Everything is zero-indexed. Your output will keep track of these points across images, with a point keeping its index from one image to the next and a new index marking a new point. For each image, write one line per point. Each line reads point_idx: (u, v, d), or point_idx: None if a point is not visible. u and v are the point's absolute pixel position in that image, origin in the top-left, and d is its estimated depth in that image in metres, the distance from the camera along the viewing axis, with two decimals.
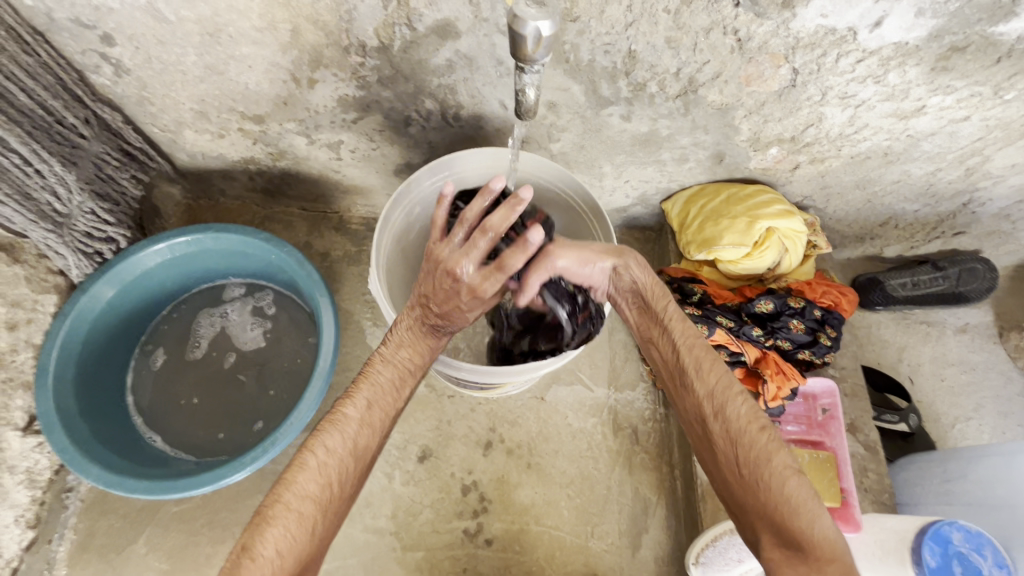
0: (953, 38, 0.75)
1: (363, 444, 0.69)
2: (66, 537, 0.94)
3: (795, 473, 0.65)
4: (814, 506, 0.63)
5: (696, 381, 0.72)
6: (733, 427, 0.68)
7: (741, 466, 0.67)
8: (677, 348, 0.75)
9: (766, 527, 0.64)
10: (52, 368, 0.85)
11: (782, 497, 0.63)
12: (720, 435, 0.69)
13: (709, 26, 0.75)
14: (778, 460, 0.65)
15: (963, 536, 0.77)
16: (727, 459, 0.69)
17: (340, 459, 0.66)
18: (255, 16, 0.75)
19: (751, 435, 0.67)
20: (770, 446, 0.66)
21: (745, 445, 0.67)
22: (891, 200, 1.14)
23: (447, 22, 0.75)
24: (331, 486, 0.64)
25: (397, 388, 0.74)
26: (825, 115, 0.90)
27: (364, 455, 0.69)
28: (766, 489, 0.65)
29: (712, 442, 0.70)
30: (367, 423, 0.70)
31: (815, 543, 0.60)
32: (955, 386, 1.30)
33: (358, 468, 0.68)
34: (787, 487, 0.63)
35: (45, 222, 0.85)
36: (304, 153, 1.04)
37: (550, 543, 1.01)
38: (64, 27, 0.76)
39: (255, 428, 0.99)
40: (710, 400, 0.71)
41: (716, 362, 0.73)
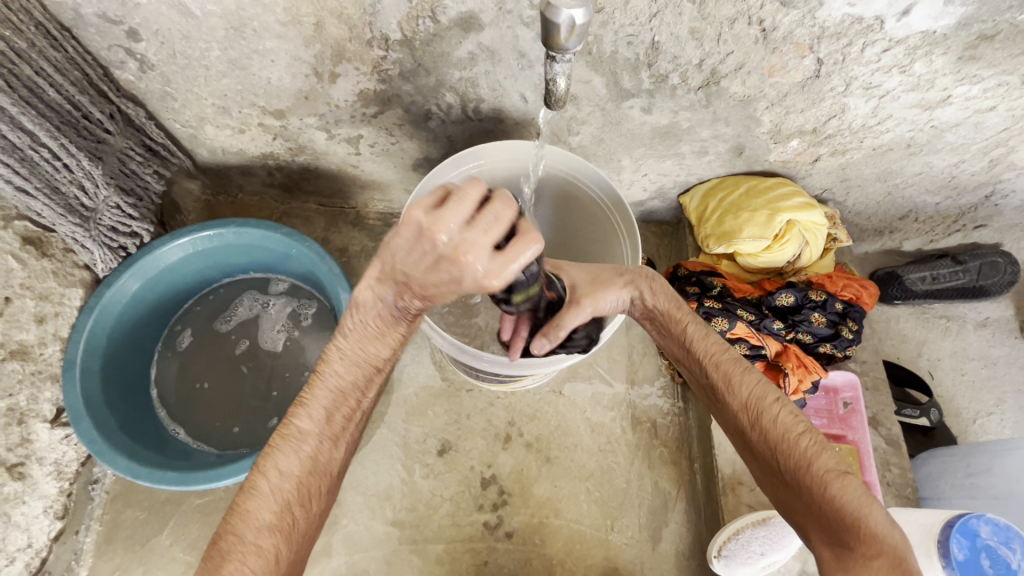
0: (982, 26, 0.74)
1: (321, 460, 0.67)
2: (93, 528, 0.95)
3: (839, 474, 0.66)
4: (861, 503, 0.64)
5: (728, 393, 0.75)
6: (772, 435, 0.71)
7: (784, 471, 0.69)
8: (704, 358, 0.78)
9: (817, 528, 0.66)
10: (79, 361, 0.86)
11: (828, 500, 0.65)
12: (758, 442, 0.72)
13: (734, 16, 0.75)
14: (819, 464, 0.67)
15: (991, 530, 0.77)
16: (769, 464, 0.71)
17: (295, 482, 0.65)
18: (280, 11, 0.76)
19: (788, 440, 0.69)
20: (810, 448, 0.68)
21: (783, 450, 0.69)
22: (912, 192, 1.13)
23: (471, 15, 0.76)
24: (289, 511, 0.65)
25: (358, 389, 0.68)
26: (848, 106, 0.89)
27: (321, 471, 0.68)
28: (811, 494, 0.66)
29: (754, 452, 0.73)
30: (325, 439, 0.67)
31: (865, 539, 0.62)
32: (975, 381, 1.29)
33: (315, 488, 0.67)
34: (830, 488, 0.65)
35: (74, 216, 0.85)
36: (323, 148, 1.05)
37: (570, 537, 1.01)
38: (91, 22, 0.77)
39: (269, 424, 1.00)
40: (745, 410, 0.73)
41: (744, 370, 0.76)
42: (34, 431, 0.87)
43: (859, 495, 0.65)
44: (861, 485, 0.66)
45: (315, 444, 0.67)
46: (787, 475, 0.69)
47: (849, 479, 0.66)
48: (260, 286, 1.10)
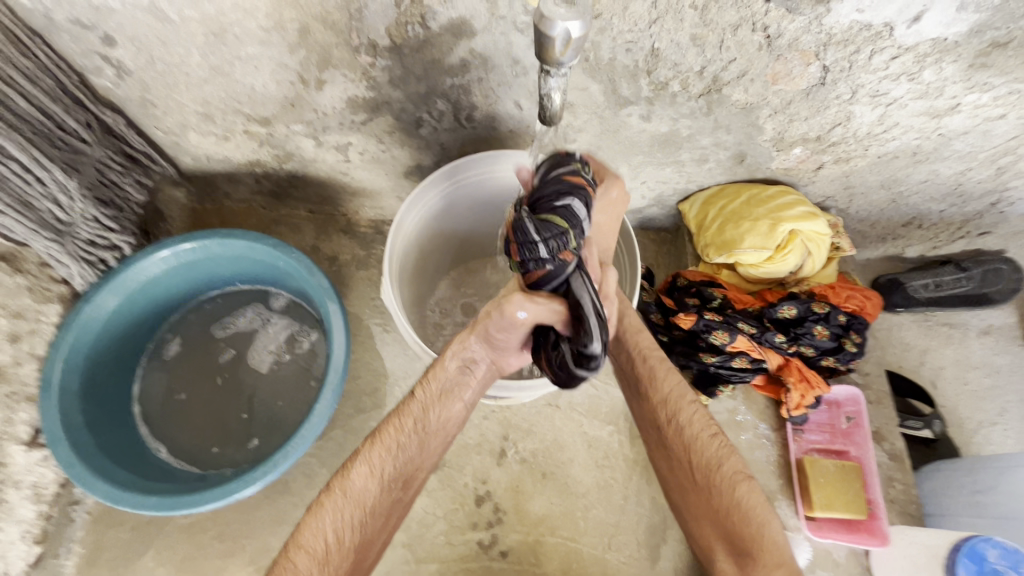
0: (995, 34, 0.71)
1: (368, 493, 0.71)
2: (73, 550, 0.92)
3: (744, 479, 0.71)
4: (762, 511, 0.69)
5: (650, 388, 0.79)
6: (686, 435, 0.75)
7: (695, 473, 0.73)
8: (635, 356, 0.81)
9: (719, 535, 0.70)
10: (56, 382, 0.83)
11: (732, 504, 0.70)
12: (671, 438, 0.76)
13: (737, 23, 0.72)
14: (729, 467, 0.72)
15: (1000, 554, 0.75)
16: (681, 462, 0.75)
17: (333, 510, 0.69)
18: (262, 16, 0.72)
19: (700, 442, 0.74)
20: (721, 452, 0.73)
21: (694, 452, 0.74)
22: (917, 200, 1.11)
23: (462, 21, 0.72)
24: (326, 537, 0.68)
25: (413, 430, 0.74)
26: (854, 114, 0.86)
27: (362, 503, 0.71)
28: (718, 497, 0.71)
29: (668, 446, 0.77)
30: (366, 465, 0.71)
31: (762, 546, 0.66)
32: (979, 390, 1.27)
33: (355, 517, 0.70)
34: (733, 493, 0.70)
35: (48, 232, 0.81)
36: (312, 155, 1.01)
37: (566, 556, 0.99)
38: (62, 28, 0.73)
39: (250, 446, 0.97)
40: (664, 407, 0.77)
41: (669, 372, 0.79)
42: (9, 453, 0.84)
43: (760, 505, 0.69)
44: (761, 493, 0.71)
45: (359, 474, 0.71)
46: (698, 477, 0.73)
47: (753, 486, 0.71)
48: (249, 298, 1.07)
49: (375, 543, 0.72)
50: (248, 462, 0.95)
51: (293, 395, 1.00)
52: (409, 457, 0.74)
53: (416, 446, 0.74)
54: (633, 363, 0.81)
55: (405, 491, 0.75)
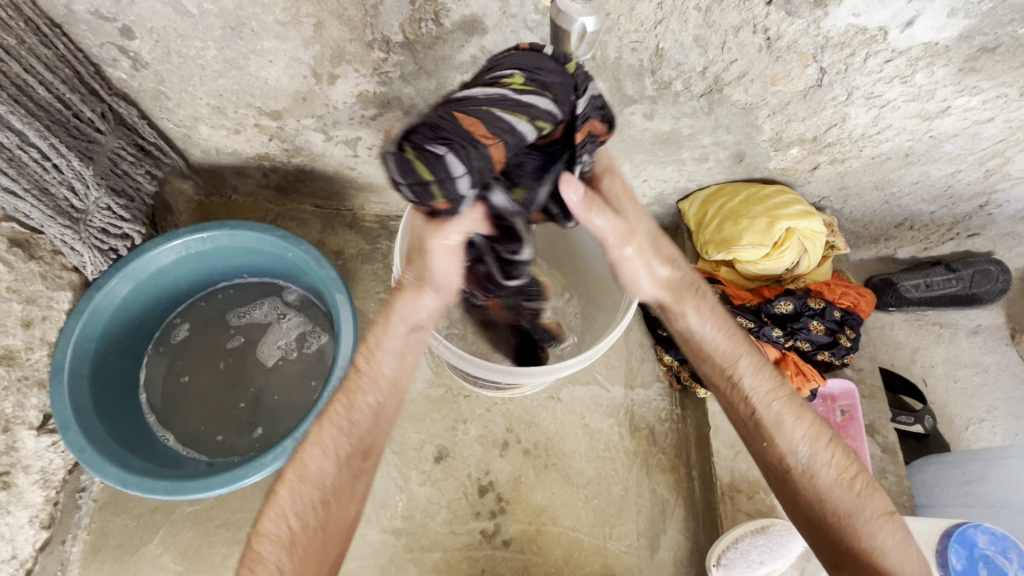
0: (983, 39, 0.74)
1: (325, 472, 0.71)
2: (79, 537, 0.93)
3: (884, 517, 0.70)
4: (898, 552, 0.68)
5: (776, 435, 0.74)
6: (821, 480, 0.72)
7: (830, 516, 0.71)
8: (761, 400, 0.75)
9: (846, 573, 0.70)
10: (67, 367, 0.84)
11: (871, 548, 0.69)
12: (801, 481, 0.73)
13: (739, 25, 0.75)
14: (869, 508, 0.70)
15: (988, 539, 0.78)
16: (810, 505, 0.72)
17: (290, 495, 0.70)
18: (280, 10, 0.74)
19: (843, 489, 0.71)
20: (863, 494, 0.71)
21: (834, 498, 0.71)
22: (909, 201, 1.14)
23: (475, 18, 0.75)
24: (288, 522, 0.69)
25: (364, 400, 0.73)
26: (849, 115, 0.89)
27: (320, 482, 0.71)
28: (855, 539, 0.69)
29: (792, 486, 0.74)
30: (317, 447, 0.71)
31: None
32: (968, 388, 1.30)
33: (315, 498, 0.71)
34: (877, 536, 0.69)
35: (63, 218, 0.83)
36: (320, 150, 1.03)
37: (567, 545, 1.00)
38: (82, 19, 0.75)
39: (253, 437, 0.98)
40: (798, 452, 0.73)
41: (796, 420, 0.74)
42: (20, 438, 0.84)
43: (898, 545, 0.69)
44: (903, 536, 0.70)
45: (311, 456, 0.71)
46: (834, 519, 0.71)
47: (890, 525, 0.70)
48: (260, 291, 1.08)
49: (348, 514, 0.74)
50: (250, 451, 0.96)
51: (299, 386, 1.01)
52: (363, 431, 0.73)
53: (369, 419, 0.74)
54: (757, 407, 0.75)
55: (366, 463, 0.74)
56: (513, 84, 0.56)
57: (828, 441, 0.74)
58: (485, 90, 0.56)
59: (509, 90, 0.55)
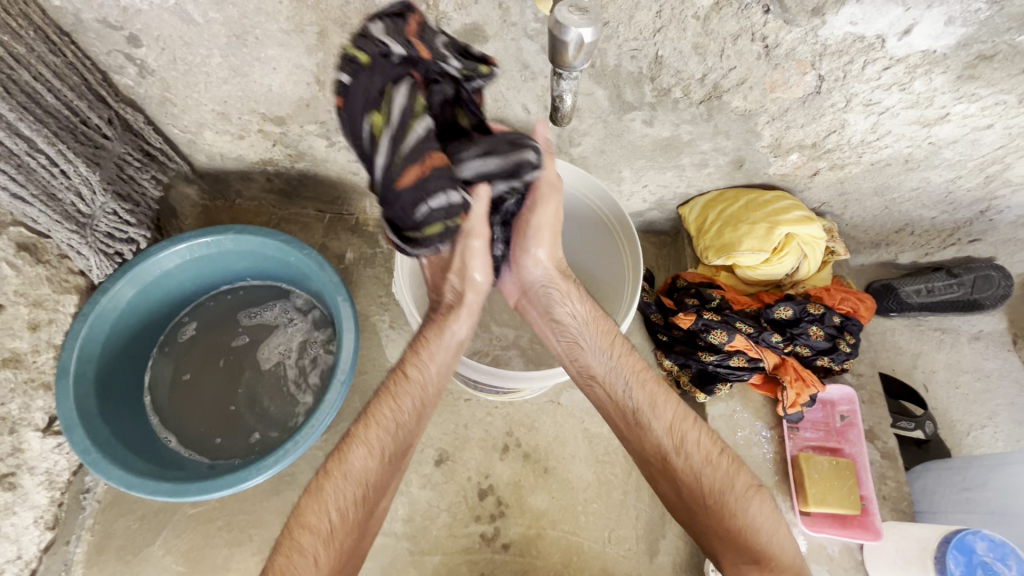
0: (982, 47, 0.75)
1: (373, 473, 0.74)
2: (84, 538, 0.94)
3: (754, 492, 0.75)
4: (771, 525, 0.73)
5: (649, 419, 0.79)
6: (695, 460, 0.76)
7: (706, 496, 0.75)
8: (632, 391, 0.80)
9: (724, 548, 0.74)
10: (72, 370, 0.85)
11: (744, 520, 0.73)
12: (676, 464, 0.77)
13: (737, 33, 0.75)
14: (739, 482, 0.75)
15: (988, 546, 0.78)
16: (692, 491, 0.76)
17: (335, 488, 0.72)
18: (284, 19, 0.75)
19: (711, 468, 0.76)
20: (731, 471, 0.76)
21: (707, 476, 0.75)
22: (909, 207, 1.14)
23: (476, 27, 0.76)
24: (327, 514, 0.71)
25: (410, 401, 0.78)
26: (848, 122, 0.90)
27: (362, 480, 0.74)
28: (731, 513, 0.74)
29: (676, 475, 0.77)
30: (364, 446, 0.75)
31: (771, 553, 0.72)
32: (969, 394, 1.30)
33: (355, 495, 0.73)
34: (752, 512, 0.74)
35: (70, 223, 0.84)
36: (323, 155, 1.04)
37: (567, 549, 1.01)
38: (91, 27, 0.76)
39: (251, 440, 0.98)
40: (671, 434, 0.77)
41: (667, 401, 0.79)
42: (25, 440, 0.86)
43: (768, 517, 0.74)
44: (772, 507, 0.75)
45: (357, 454, 0.74)
46: (707, 498, 0.75)
47: (762, 499, 0.75)
48: (265, 294, 1.08)
49: (378, 513, 0.77)
50: (247, 455, 0.97)
51: (298, 391, 1.02)
52: (407, 432, 0.78)
53: (414, 421, 0.79)
54: (637, 399, 0.80)
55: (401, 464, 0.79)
56: (380, 126, 0.67)
57: (698, 422, 0.79)
58: (378, 148, 0.68)
59: (385, 130, 0.67)
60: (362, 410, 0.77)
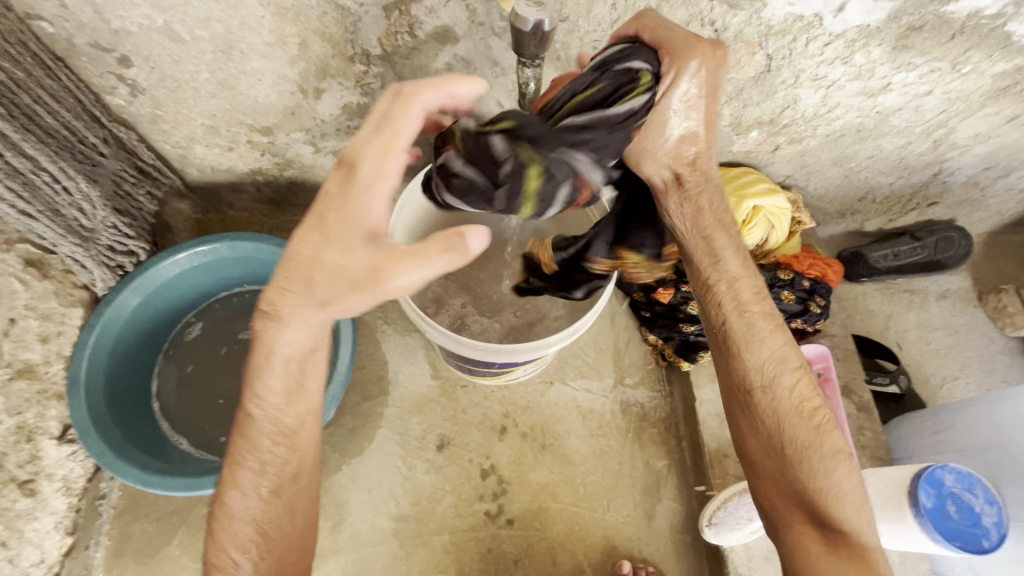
0: (910, 19, 0.82)
1: (259, 508, 0.68)
2: (102, 543, 0.97)
3: (844, 458, 0.69)
4: (852, 491, 0.68)
5: (746, 348, 0.72)
6: (784, 405, 0.70)
7: (788, 444, 0.70)
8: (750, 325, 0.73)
9: (799, 513, 0.69)
10: (83, 379, 0.89)
11: (828, 486, 0.67)
12: (768, 407, 0.72)
13: (688, 20, 0.82)
14: (828, 442, 0.69)
15: (956, 478, 0.84)
16: (774, 436, 0.71)
17: (232, 523, 0.68)
18: (266, 32, 0.80)
19: (804, 414, 0.71)
20: (824, 429, 0.70)
21: (795, 427, 0.70)
22: (867, 174, 1.21)
23: (446, 29, 0.81)
24: (229, 553, 0.68)
25: (259, 431, 0.67)
26: (800, 97, 0.97)
27: (252, 520, 0.68)
28: (815, 475, 0.68)
29: (761, 416, 0.72)
30: (240, 488, 0.68)
31: (854, 530, 0.66)
32: (941, 349, 1.37)
33: (253, 534, 0.67)
34: (835, 476, 0.68)
35: (74, 236, 0.89)
36: (311, 162, 1.10)
37: (568, 520, 1.06)
38: (84, 51, 0.81)
39: None
40: (763, 372, 0.72)
41: (774, 335, 0.73)
42: (42, 448, 0.89)
43: (856, 486, 0.68)
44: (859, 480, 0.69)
45: (233, 497, 0.68)
46: (787, 450, 0.70)
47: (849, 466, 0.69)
48: None
49: (297, 533, 0.70)
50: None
51: None
52: (279, 464, 0.68)
53: (282, 453, 0.69)
54: (765, 319, 0.73)
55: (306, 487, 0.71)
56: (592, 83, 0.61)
57: (799, 366, 0.73)
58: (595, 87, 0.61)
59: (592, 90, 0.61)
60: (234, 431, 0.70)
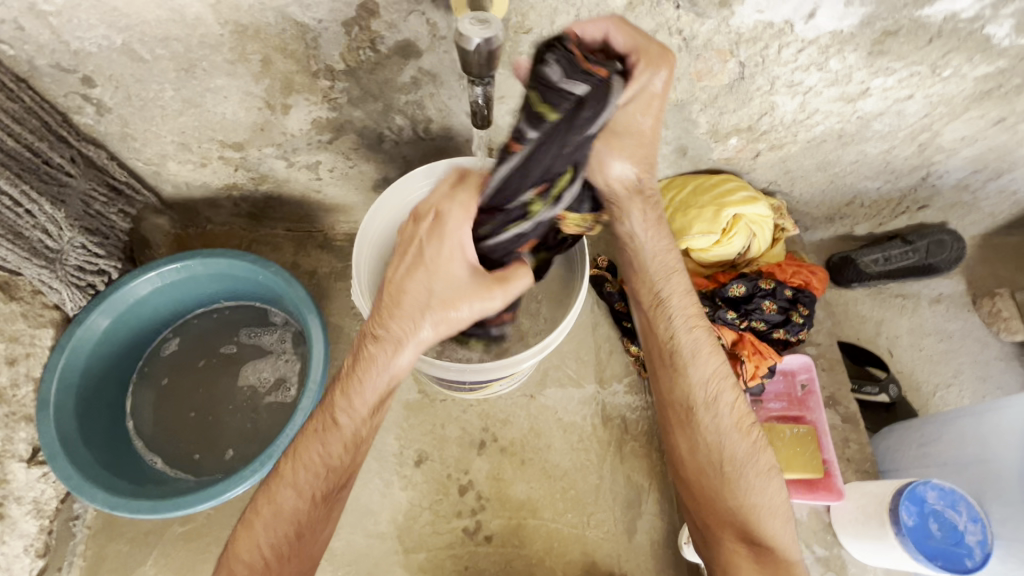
0: (884, 24, 0.79)
1: (302, 512, 0.74)
2: (76, 564, 0.96)
3: (773, 476, 0.80)
4: (777, 507, 0.78)
5: (691, 364, 0.83)
6: (722, 423, 0.81)
7: (726, 462, 0.80)
8: (692, 341, 0.84)
9: (731, 527, 0.79)
10: (53, 400, 0.88)
11: (758, 503, 0.78)
12: (708, 425, 0.82)
13: (655, 29, 0.80)
14: (759, 462, 0.80)
15: (938, 494, 0.81)
16: (712, 453, 0.81)
17: (263, 521, 0.73)
18: (227, 50, 0.79)
19: (739, 432, 0.81)
20: (755, 449, 0.80)
21: (730, 446, 0.80)
22: (853, 179, 1.18)
23: (408, 43, 0.80)
24: (260, 550, 0.72)
25: (324, 445, 0.74)
26: (777, 103, 0.94)
27: (294, 518, 0.74)
28: (744, 492, 0.79)
29: (699, 435, 0.82)
30: (292, 486, 0.74)
31: (776, 546, 0.76)
32: (933, 355, 1.34)
33: (288, 532, 0.73)
34: (765, 493, 0.78)
35: (39, 259, 0.88)
36: (285, 176, 1.09)
37: (548, 536, 1.04)
38: (46, 73, 0.80)
39: (226, 456, 1.02)
40: (701, 391, 0.82)
41: (712, 354, 0.84)
42: (10, 470, 0.90)
43: (780, 502, 0.79)
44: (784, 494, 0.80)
45: (285, 493, 0.73)
46: (724, 467, 0.80)
47: (776, 482, 0.80)
48: (249, 316, 1.12)
49: (317, 545, 0.76)
50: (222, 472, 1.00)
51: (271, 409, 1.05)
52: (337, 469, 0.75)
53: (344, 458, 0.76)
54: (693, 349, 0.84)
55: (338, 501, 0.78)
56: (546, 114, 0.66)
57: (732, 382, 0.84)
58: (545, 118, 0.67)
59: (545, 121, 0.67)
60: (291, 449, 0.76)
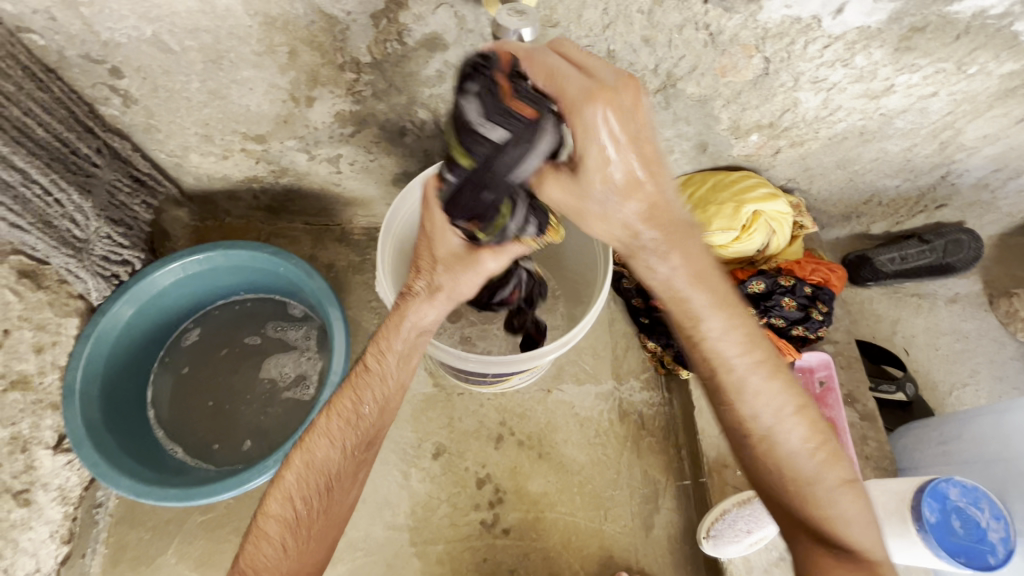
0: (912, 20, 0.79)
1: (331, 464, 0.74)
2: (98, 551, 0.98)
3: (850, 487, 0.68)
4: (857, 519, 0.67)
5: (738, 397, 0.69)
6: (779, 445, 0.69)
7: (792, 480, 0.68)
8: (737, 359, 0.69)
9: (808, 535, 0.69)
10: (78, 389, 0.89)
11: (834, 516, 0.67)
12: (765, 449, 0.69)
13: (682, 23, 0.80)
14: (832, 475, 0.68)
15: (960, 492, 0.82)
16: (775, 474, 0.70)
17: (296, 473, 0.74)
18: (254, 42, 0.80)
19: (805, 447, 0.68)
20: (827, 462, 0.68)
21: (797, 465, 0.68)
22: (873, 176, 1.18)
23: (434, 36, 0.80)
24: (291, 501, 0.72)
25: (354, 399, 0.77)
26: (800, 100, 0.94)
27: (326, 470, 0.74)
28: (817, 508, 0.67)
29: (760, 458, 0.70)
30: (326, 435, 0.75)
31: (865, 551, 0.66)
32: (949, 355, 1.34)
33: (319, 484, 0.74)
34: (840, 505, 0.67)
35: (67, 248, 0.89)
36: (305, 169, 1.09)
37: (565, 530, 1.04)
38: (75, 63, 0.81)
39: (244, 447, 1.02)
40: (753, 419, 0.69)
41: (767, 378, 0.69)
42: (37, 457, 0.91)
43: (862, 511, 0.67)
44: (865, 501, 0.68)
45: (319, 444, 0.75)
46: (792, 487, 0.69)
47: (853, 491, 0.68)
48: (269, 309, 1.12)
49: (348, 501, 0.76)
50: (242, 462, 1.01)
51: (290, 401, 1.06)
52: (368, 424, 0.77)
53: (375, 413, 0.77)
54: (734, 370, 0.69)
55: (370, 455, 0.78)
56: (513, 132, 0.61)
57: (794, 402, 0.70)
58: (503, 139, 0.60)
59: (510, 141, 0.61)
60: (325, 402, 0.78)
